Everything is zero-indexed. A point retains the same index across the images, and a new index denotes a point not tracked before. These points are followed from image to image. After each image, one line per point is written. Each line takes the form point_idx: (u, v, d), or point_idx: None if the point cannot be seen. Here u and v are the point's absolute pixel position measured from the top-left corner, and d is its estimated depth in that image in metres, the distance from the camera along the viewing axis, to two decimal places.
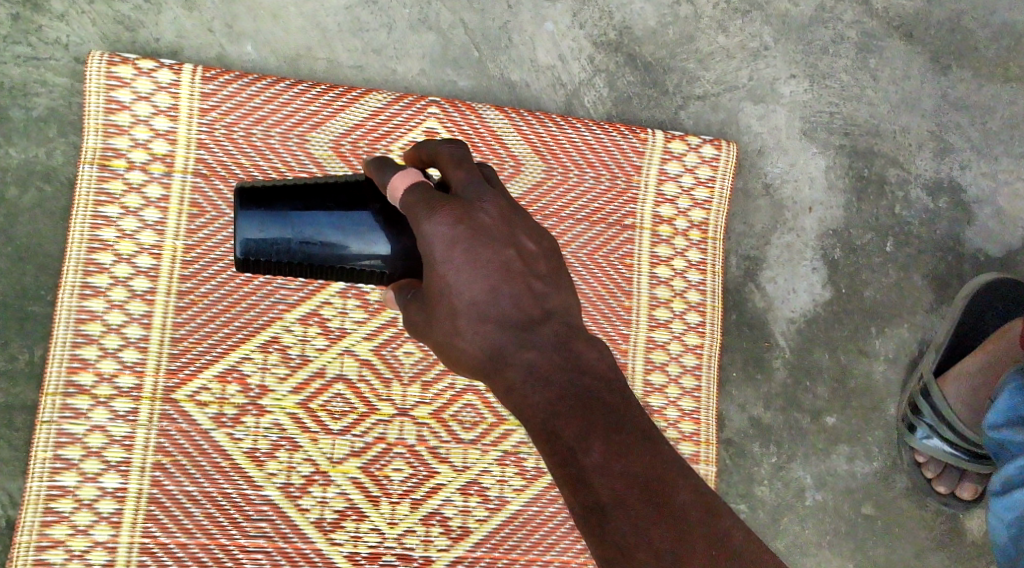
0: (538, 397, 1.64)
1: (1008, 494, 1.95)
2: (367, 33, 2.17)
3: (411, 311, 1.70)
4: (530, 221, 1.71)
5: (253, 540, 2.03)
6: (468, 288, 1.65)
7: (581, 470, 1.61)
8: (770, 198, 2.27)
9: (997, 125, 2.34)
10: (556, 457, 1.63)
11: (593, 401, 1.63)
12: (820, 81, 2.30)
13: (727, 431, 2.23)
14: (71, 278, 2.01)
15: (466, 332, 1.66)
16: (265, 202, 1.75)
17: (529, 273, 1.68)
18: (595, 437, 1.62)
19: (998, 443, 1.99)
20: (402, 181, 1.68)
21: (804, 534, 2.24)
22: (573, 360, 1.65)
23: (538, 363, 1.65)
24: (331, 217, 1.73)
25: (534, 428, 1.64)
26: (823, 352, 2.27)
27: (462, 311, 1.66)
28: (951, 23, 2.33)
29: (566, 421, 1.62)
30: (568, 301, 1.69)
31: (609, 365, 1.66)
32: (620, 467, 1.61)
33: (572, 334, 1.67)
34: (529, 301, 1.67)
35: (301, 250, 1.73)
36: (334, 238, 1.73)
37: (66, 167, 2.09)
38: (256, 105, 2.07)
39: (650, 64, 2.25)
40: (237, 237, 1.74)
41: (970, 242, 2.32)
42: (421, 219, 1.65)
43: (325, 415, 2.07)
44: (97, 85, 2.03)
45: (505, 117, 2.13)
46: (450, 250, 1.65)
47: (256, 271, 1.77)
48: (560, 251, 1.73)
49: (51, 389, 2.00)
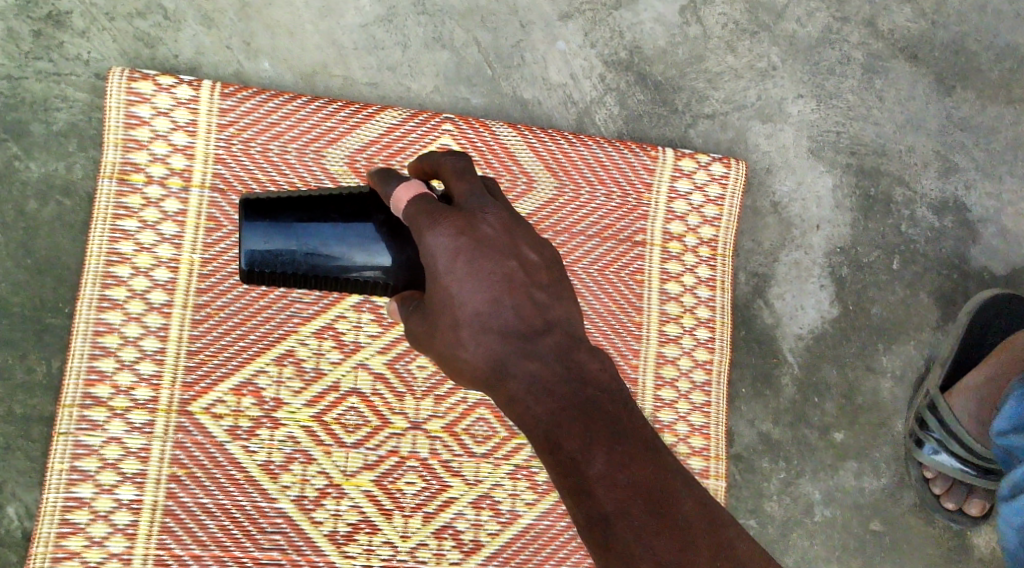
0: (540, 408, 1.66)
1: (1015, 499, 2.00)
2: (382, 51, 2.21)
3: (411, 322, 1.71)
4: (532, 232, 1.73)
5: (267, 552, 2.05)
6: (471, 299, 1.68)
7: (584, 481, 1.63)
8: (778, 216, 2.30)
9: (1002, 145, 2.38)
10: (558, 468, 1.65)
11: (595, 412, 1.65)
12: (828, 101, 2.34)
13: (737, 446, 2.25)
14: (89, 291, 2.03)
15: (468, 343, 1.68)
16: (269, 213, 1.77)
17: (530, 284, 1.70)
18: (598, 448, 1.64)
19: (1005, 451, 2.05)
20: (404, 194, 1.71)
21: (813, 550, 2.26)
22: (575, 370, 1.67)
23: (541, 375, 1.67)
24: (336, 230, 1.75)
25: (537, 440, 1.66)
26: (831, 369, 2.30)
27: (465, 322, 1.68)
28: (955, 46, 2.37)
29: (568, 432, 1.64)
30: (569, 311, 1.71)
31: (611, 376, 1.68)
32: (623, 478, 1.63)
33: (574, 344, 1.69)
34: (531, 312, 1.69)
35: (305, 262, 1.75)
36: (340, 250, 1.75)
37: (85, 181, 2.12)
38: (274, 121, 2.10)
39: (660, 83, 2.29)
40: (242, 248, 1.76)
41: (975, 261, 2.35)
42: (423, 231, 1.68)
43: (338, 428, 2.09)
44: (118, 100, 2.06)
45: (518, 134, 2.16)
46: (452, 262, 1.68)
47: (260, 282, 1.78)
48: (561, 261, 1.75)
49: (68, 401, 2.02)
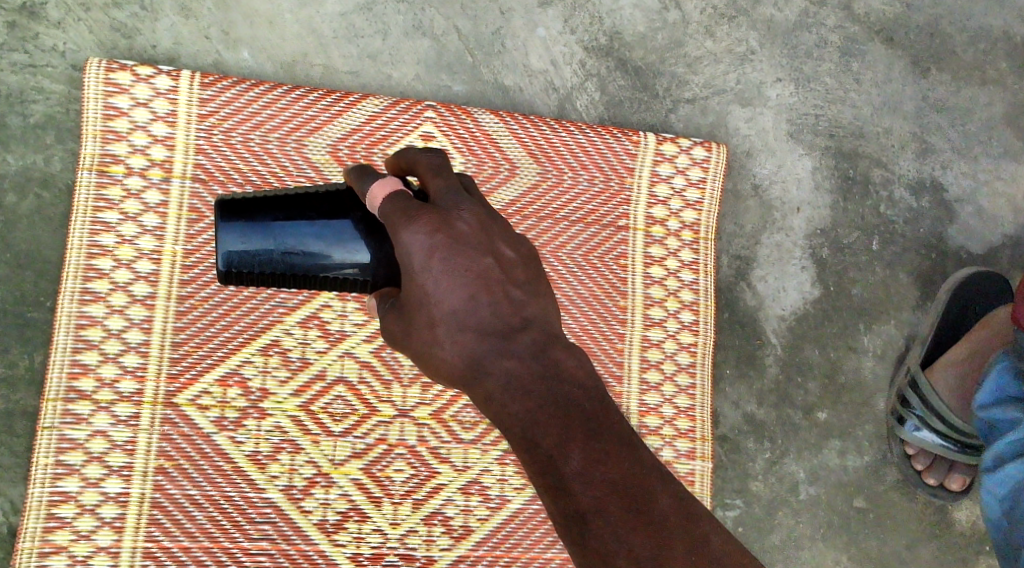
0: (518, 406, 1.65)
1: (999, 471, 2.05)
2: (362, 40, 2.20)
3: (388, 320, 1.72)
4: (508, 229, 1.72)
5: (256, 543, 2.04)
6: (447, 297, 1.67)
7: (560, 479, 1.63)
8: (759, 199, 2.32)
9: (977, 126, 2.40)
10: (535, 465, 1.64)
11: (572, 408, 1.64)
12: (806, 84, 2.35)
13: (722, 427, 2.27)
14: (70, 284, 2.01)
15: (444, 341, 1.68)
16: (245, 213, 1.75)
17: (506, 281, 1.69)
18: (574, 445, 1.63)
19: (987, 423, 2.09)
20: (380, 190, 1.70)
21: (799, 528, 2.28)
22: (551, 368, 1.66)
23: (517, 372, 1.66)
24: (313, 228, 1.74)
25: (514, 437, 1.65)
26: (814, 349, 2.32)
27: (441, 321, 1.67)
28: (930, 28, 2.39)
29: (545, 430, 1.63)
30: (546, 309, 1.71)
31: (587, 372, 1.67)
32: (599, 474, 1.62)
33: (551, 342, 1.68)
34: (507, 310, 1.68)
35: (283, 261, 1.74)
36: (317, 248, 1.74)
37: (64, 173, 2.09)
38: (254, 111, 2.09)
39: (640, 69, 2.29)
40: (218, 249, 1.75)
41: (952, 240, 2.38)
42: (399, 228, 1.68)
43: (325, 416, 2.08)
44: (96, 91, 2.04)
45: (500, 120, 2.16)
46: (428, 259, 1.67)
47: (238, 283, 1.78)
48: (538, 258, 1.74)
49: (52, 395, 2.00)
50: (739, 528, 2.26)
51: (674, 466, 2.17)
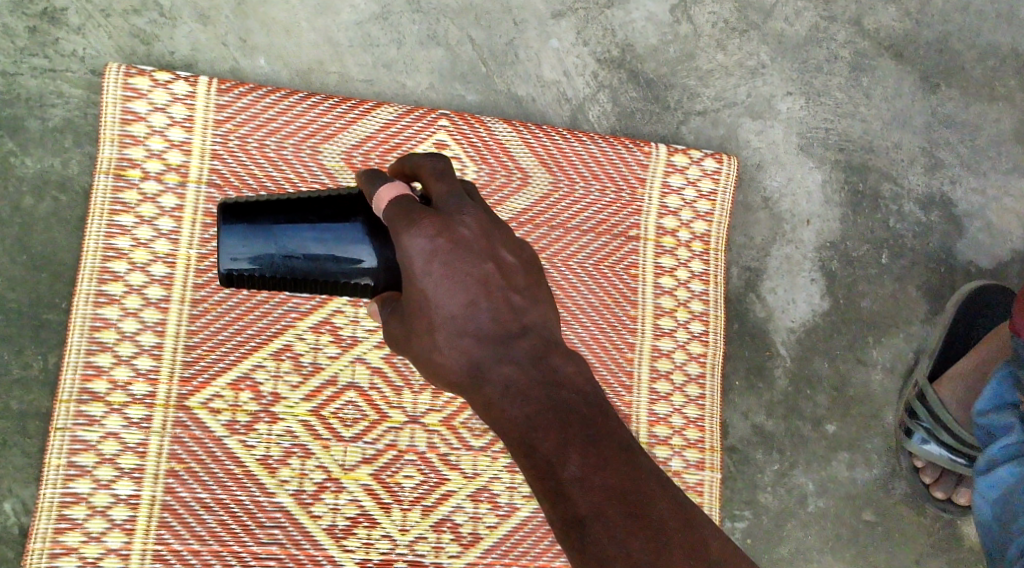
0: (517, 412, 1.66)
1: (989, 475, 2.09)
2: (377, 48, 2.23)
3: (390, 325, 1.73)
4: (509, 234, 1.73)
5: (265, 547, 2.04)
6: (447, 302, 1.68)
7: (559, 484, 1.62)
8: (770, 211, 2.34)
9: (985, 142, 2.42)
10: (535, 471, 1.64)
11: (570, 414, 1.65)
12: (816, 99, 2.38)
13: (731, 438, 2.29)
14: (86, 286, 2.03)
15: (444, 346, 1.69)
16: (246, 216, 1.75)
17: (506, 287, 1.70)
18: (573, 449, 1.63)
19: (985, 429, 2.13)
20: (386, 194, 1.71)
21: (807, 540, 2.30)
22: (550, 374, 1.67)
23: (515, 378, 1.67)
24: (315, 231, 1.74)
25: (514, 443, 1.65)
26: (822, 361, 2.34)
27: (440, 325, 1.68)
28: (939, 45, 2.41)
29: (544, 435, 1.64)
30: (546, 314, 1.71)
31: (586, 379, 1.68)
32: (598, 479, 1.62)
33: (550, 348, 1.69)
34: (506, 315, 1.69)
35: (285, 265, 1.74)
36: (317, 251, 1.74)
37: (81, 177, 2.11)
38: (270, 117, 2.10)
39: (652, 81, 2.32)
40: (220, 253, 1.74)
41: (961, 255, 2.40)
42: (401, 232, 1.68)
43: (336, 422, 2.09)
44: (114, 95, 2.06)
45: (513, 130, 2.18)
46: (428, 263, 1.68)
47: (240, 286, 1.77)
48: (539, 263, 1.75)
49: (65, 396, 2.01)
50: (747, 539, 2.28)
51: (683, 476, 2.18)
